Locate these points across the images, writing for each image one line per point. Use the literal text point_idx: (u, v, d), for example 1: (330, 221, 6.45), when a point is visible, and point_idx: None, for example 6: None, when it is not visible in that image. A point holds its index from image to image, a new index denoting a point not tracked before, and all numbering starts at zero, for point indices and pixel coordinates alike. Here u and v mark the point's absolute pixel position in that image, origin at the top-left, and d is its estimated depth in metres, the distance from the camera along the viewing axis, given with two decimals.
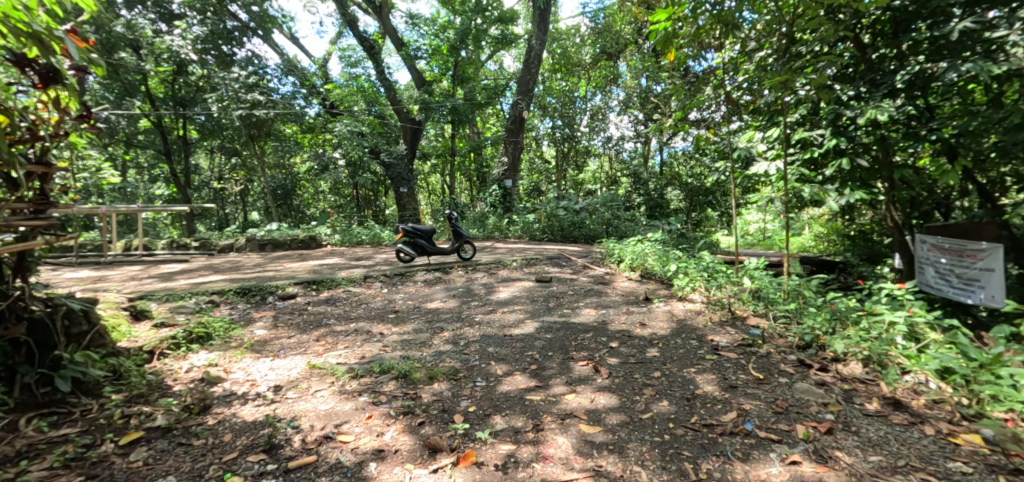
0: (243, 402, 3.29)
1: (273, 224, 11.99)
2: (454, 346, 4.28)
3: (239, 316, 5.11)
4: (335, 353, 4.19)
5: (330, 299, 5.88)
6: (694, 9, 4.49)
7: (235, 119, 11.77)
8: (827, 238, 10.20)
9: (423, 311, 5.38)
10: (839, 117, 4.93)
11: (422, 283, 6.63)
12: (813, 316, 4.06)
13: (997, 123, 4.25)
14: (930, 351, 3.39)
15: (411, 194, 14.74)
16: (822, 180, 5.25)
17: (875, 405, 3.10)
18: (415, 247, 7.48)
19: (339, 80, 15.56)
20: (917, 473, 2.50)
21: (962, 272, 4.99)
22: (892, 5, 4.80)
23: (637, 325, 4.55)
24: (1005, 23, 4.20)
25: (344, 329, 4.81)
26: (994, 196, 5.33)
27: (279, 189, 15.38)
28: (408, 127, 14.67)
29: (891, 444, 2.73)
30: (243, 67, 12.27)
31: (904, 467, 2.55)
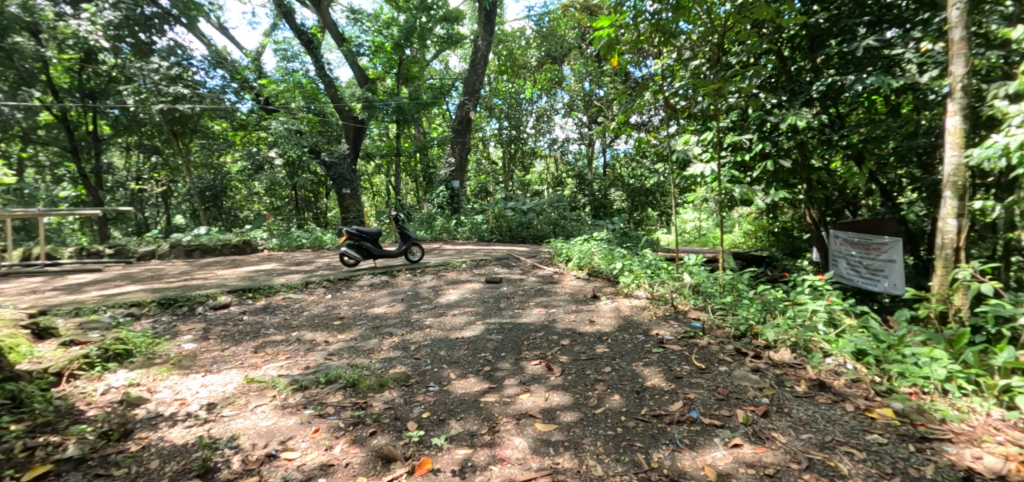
0: (170, 424, 3.16)
1: (201, 227, 11.37)
2: (403, 351, 4.27)
3: (162, 330, 4.86)
4: (275, 364, 4.08)
5: (268, 307, 5.69)
6: (636, 17, 4.65)
7: (154, 114, 11.09)
8: (754, 235, 10.88)
9: (369, 317, 5.31)
10: (764, 123, 5.31)
11: (367, 287, 6.54)
12: (746, 307, 4.35)
13: (895, 131, 4.89)
14: (846, 335, 3.74)
15: (354, 195, 14.43)
16: (751, 181, 5.62)
17: (803, 387, 3.37)
18: (360, 249, 7.33)
19: (274, 74, 15.02)
20: (842, 447, 2.76)
21: (869, 263, 5.49)
22: (808, 22, 5.24)
23: (586, 322, 4.71)
24: (900, 42, 4.77)
25: (284, 339, 4.68)
26: (893, 196, 5.94)
27: (207, 191, 14.40)
28: (351, 125, 14.40)
29: (818, 422, 2.99)
30: (164, 58, 11.62)
31: (830, 442, 2.81)
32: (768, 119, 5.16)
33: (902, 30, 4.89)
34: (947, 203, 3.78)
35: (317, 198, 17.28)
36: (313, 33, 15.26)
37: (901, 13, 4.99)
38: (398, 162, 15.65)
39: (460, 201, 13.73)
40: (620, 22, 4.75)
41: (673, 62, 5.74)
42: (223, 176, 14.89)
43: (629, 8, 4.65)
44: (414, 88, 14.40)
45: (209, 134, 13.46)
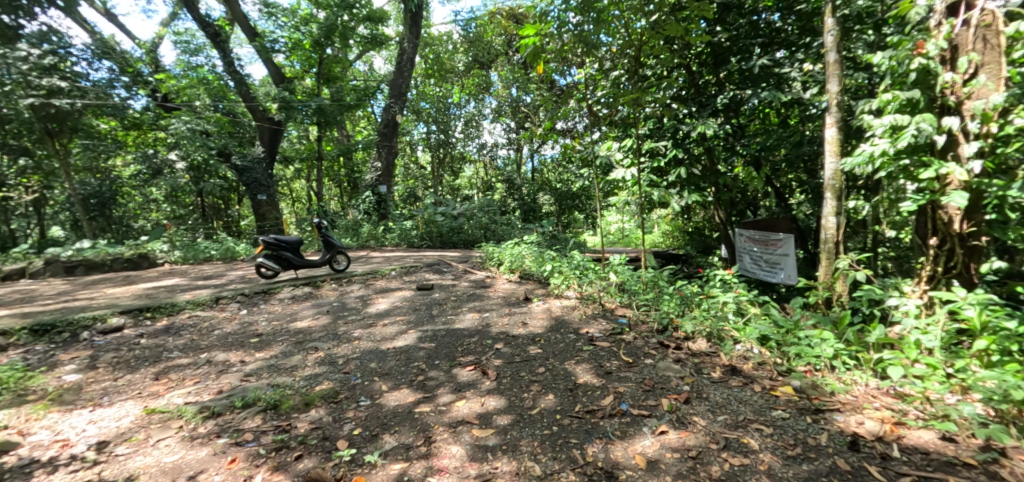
0: (50, 470, 2.91)
1: (85, 240, 10.34)
2: (330, 366, 4.19)
3: (37, 362, 4.42)
4: (180, 391, 3.85)
5: (171, 328, 5.32)
6: (560, 28, 4.83)
7: (22, 109, 9.90)
8: (671, 234, 11.58)
9: (292, 332, 5.13)
10: (677, 132, 5.73)
11: (288, 300, 6.30)
12: (667, 301, 4.66)
13: (785, 140, 5.47)
14: (753, 322, 4.14)
15: (271, 201, 13.76)
16: (667, 186, 6.04)
17: (718, 373, 3.68)
18: (279, 260, 7.02)
19: (173, 68, 13.38)
20: (753, 425, 3.06)
21: (768, 257, 6.02)
22: (713, 40, 5.76)
23: (519, 325, 4.84)
24: (788, 63, 5.40)
25: (191, 362, 4.42)
26: (786, 198, 6.62)
27: (91, 198, 12.75)
28: (267, 126, 13.68)
29: (732, 404, 3.29)
30: (34, 44, 10.19)
31: (743, 421, 3.10)
32: (681, 128, 5.62)
33: (789, 51, 5.53)
34: (829, 203, 4.28)
35: (228, 205, 16.27)
36: (221, 25, 14.28)
37: (788, 35, 5.61)
38: (320, 166, 15.07)
39: (388, 207, 13.49)
40: (546, 30, 4.90)
41: (596, 72, 6.01)
42: (111, 181, 13.14)
43: (554, 18, 4.81)
44: (336, 89, 13.95)
45: (91, 135, 12.00)
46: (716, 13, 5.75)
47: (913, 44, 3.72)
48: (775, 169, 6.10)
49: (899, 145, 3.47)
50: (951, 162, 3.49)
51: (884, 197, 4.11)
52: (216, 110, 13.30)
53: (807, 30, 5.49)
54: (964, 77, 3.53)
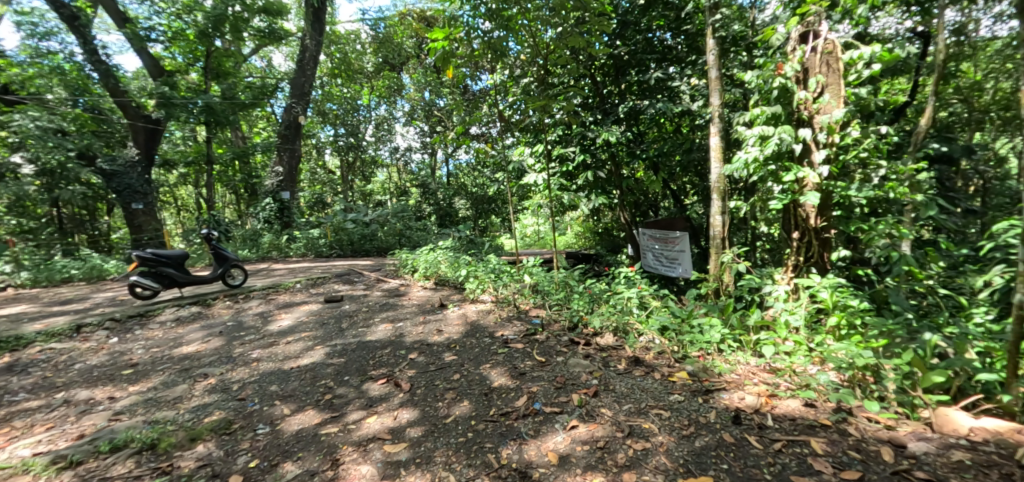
0: None
1: None
2: (223, 394, 3.93)
3: None
4: (27, 441, 3.39)
5: (15, 366, 4.66)
6: (469, 33, 4.88)
7: None
8: (583, 236, 12.04)
9: (175, 359, 4.72)
10: (585, 138, 6.02)
11: (171, 323, 5.77)
12: (577, 300, 4.89)
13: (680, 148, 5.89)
14: (654, 314, 4.47)
15: (149, 210, 12.37)
16: (576, 189, 6.29)
17: (624, 365, 3.89)
18: (159, 278, 6.37)
19: (15, 55, 11.40)
20: (654, 409, 3.27)
21: (667, 254, 6.50)
22: (614, 53, 6.16)
23: (434, 332, 4.83)
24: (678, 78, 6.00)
25: (45, 404, 3.92)
26: (682, 199, 7.23)
27: None
28: (142, 125, 12.20)
29: (635, 392, 3.49)
30: None
31: (646, 407, 3.30)
32: (588, 135, 5.94)
33: (678, 67, 6.13)
34: (716, 203, 4.73)
35: (97, 216, 14.52)
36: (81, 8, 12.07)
37: (679, 52, 6.16)
38: (209, 171, 13.65)
39: (291, 215, 12.80)
40: (455, 37, 4.90)
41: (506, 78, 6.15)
42: None
43: (463, 23, 4.88)
44: (228, 86, 12.65)
45: None
46: (617, 28, 6.10)
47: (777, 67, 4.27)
48: (671, 174, 6.64)
49: (765, 152, 3.94)
50: (806, 167, 3.98)
51: (757, 197, 4.47)
52: (76, 106, 11.60)
53: (693, 47, 6.07)
54: (813, 95, 3.99)
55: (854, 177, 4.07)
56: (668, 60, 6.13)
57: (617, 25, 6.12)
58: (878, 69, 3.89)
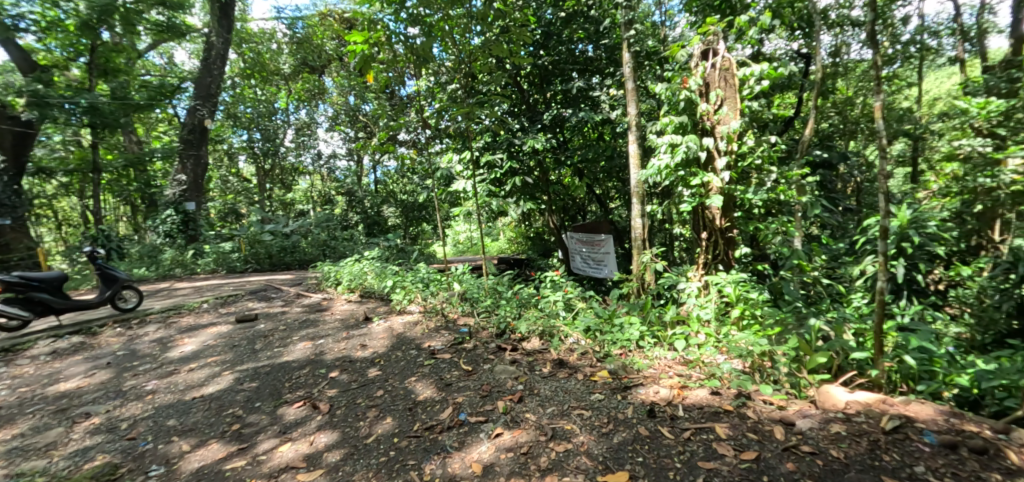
0: None
1: None
2: (110, 434, 3.55)
3: None
4: None
5: None
6: (390, 37, 4.80)
7: None
8: (516, 241, 12.08)
9: (51, 397, 4.20)
10: (511, 145, 6.08)
11: (47, 356, 5.13)
12: (505, 306, 4.88)
13: (604, 156, 6.23)
14: (579, 316, 4.54)
15: (20, 227, 10.76)
16: (504, 196, 6.33)
17: (548, 369, 3.83)
18: (33, 306, 5.65)
19: None
20: (576, 409, 3.20)
21: (594, 255, 6.67)
22: (537, 61, 6.32)
23: (358, 348, 4.65)
24: (598, 88, 6.29)
25: None
26: (607, 203, 7.53)
27: None
28: (10, 129, 10.45)
29: (558, 395, 3.42)
30: None
31: (568, 408, 3.23)
32: (515, 141, 6.02)
33: (600, 76, 6.39)
34: (636, 206, 4.90)
35: None
36: None
37: (601, 63, 6.44)
38: (96, 180, 12.16)
39: (197, 228, 11.87)
40: (375, 40, 4.78)
41: (432, 84, 6.09)
42: None
43: (383, 27, 4.76)
44: (118, 85, 11.24)
45: None
46: (540, 39, 6.35)
47: (682, 79, 4.48)
48: (595, 179, 6.85)
49: (674, 159, 4.18)
50: (709, 173, 4.20)
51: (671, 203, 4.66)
52: None
53: (612, 58, 6.41)
54: (713, 107, 4.23)
55: (749, 181, 4.26)
56: (591, 70, 6.40)
57: (541, 35, 6.36)
58: (765, 85, 4.14)
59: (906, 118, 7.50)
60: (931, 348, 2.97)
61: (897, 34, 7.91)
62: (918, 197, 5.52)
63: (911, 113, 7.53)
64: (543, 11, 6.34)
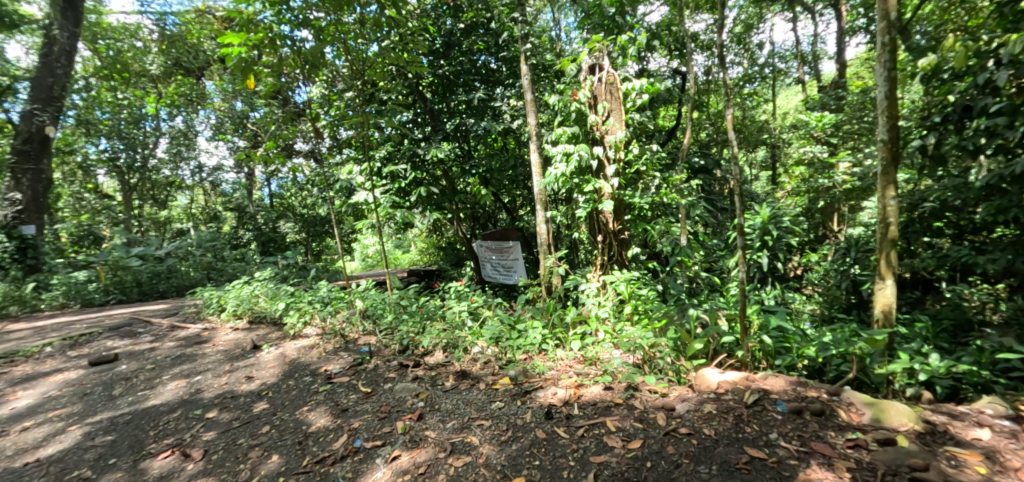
0: None
1: None
2: None
3: None
4: None
5: None
6: (275, 40, 4.44)
7: None
8: (427, 252, 11.76)
9: None
10: (415, 155, 6.05)
11: None
12: (407, 322, 4.58)
13: (514, 167, 6.43)
14: (485, 324, 4.34)
15: None
16: (410, 206, 6.22)
17: (451, 381, 3.67)
18: None
19: None
20: (477, 421, 3.11)
21: (503, 261, 6.66)
22: (438, 71, 6.26)
23: (242, 381, 4.23)
24: (500, 98, 6.35)
25: None
26: (514, 211, 7.55)
27: None
28: None
29: (460, 407, 3.30)
30: None
31: (470, 420, 3.14)
32: (418, 152, 5.96)
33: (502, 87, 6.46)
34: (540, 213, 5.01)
35: None
36: None
37: (500, 74, 6.60)
38: None
39: (39, 256, 9.41)
40: (254, 41, 4.41)
41: (327, 92, 5.85)
42: None
43: (266, 30, 4.41)
44: None
45: None
46: (440, 48, 6.31)
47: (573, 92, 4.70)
48: (501, 187, 6.84)
49: (568, 168, 4.33)
50: (601, 179, 4.42)
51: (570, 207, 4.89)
52: None
53: (511, 70, 6.55)
54: (601, 118, 4.46)
55: (637, 185, 4.60)
56: (493, 81, 6.47)
57: (441, 45, 6.33)
58: (646, 99, 4.45)
59: (767, 128, 8.42)
60: (787, 327, 3.21)
61: (755, 57, 8.94)
62: (777, 196, 6.41)
63: (769, 125, 8.46)
64: (442, 21, 6.32)
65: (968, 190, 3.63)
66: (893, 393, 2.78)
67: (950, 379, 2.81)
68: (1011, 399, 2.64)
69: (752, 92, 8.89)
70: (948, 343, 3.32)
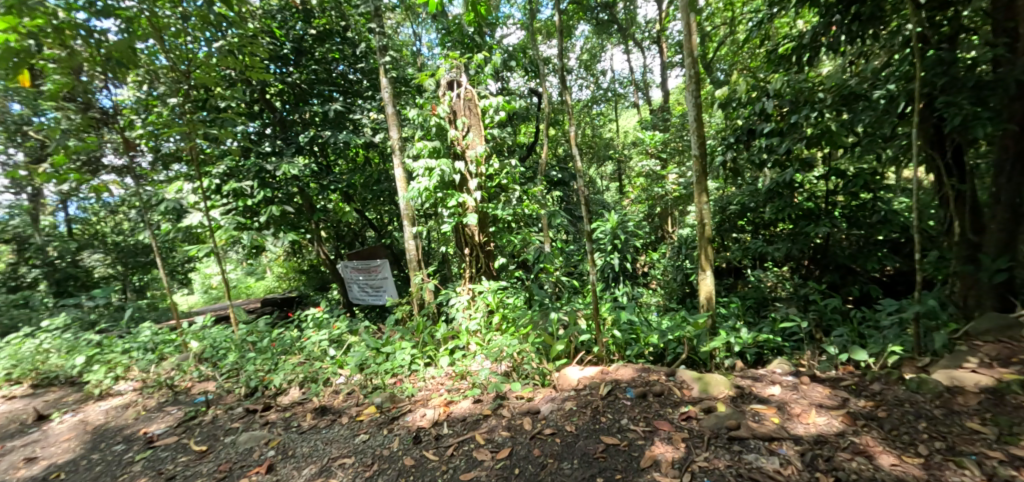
0: None
1: None
2: None
3: None
4: None
5: None
6: (63, 29, 3.47)
7: None
8: (285, 277, 10.77)
9: None
10: (262, 171, 5.39)
11: None
12: (253, 360, 4.09)
13: (380, 182, 6.27)
14: (349, 352, 4.06)
15: None
16: (259, 227, 5.47)
17: (308, 421, 3.37)
18: None
19: None
20: (338, 461, 2.88)
21: (371, 281, 6.10)
22: (286, 80, 5.70)
23: (19, 464, 3.37)
24: (359, 111, 6.09)
25: None
26: (381, 228, 7.36)
27: None
28: None
29: (318, 447, 3.04)
30: None
31: (328, 461, 2.89)
32: (266, 167, 5.36)
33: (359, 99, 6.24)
34: (406, 228, 4.86)
35: None
36: None
37: (360, 87, 6.32)
38: None
39: None
40: (29, 28, 3.33)
41: (145, 96, 5.05)
42: None
43: (48, 16, 3.38)
44: None
45: None
46: (290, 54, 5.81)
47: (431, 106, 4.61)
48: (365, 201, 6.62)
49: (431, 183, 4.21)
50: (463, 193, 4.49)
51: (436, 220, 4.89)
52: None
53: (371, 82, 6.30)
54: (461, 133, 4.51)
55: (499, 198, 4.73)
56: (351, 93, 6.23)
57: (290, 51, 5.84)
58: (502, 116, 4.67)
59: (612, 145, 9.32)
60: (633, 319, 3.55)
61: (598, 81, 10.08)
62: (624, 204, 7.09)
63: (614, 141, 9.35)
64: (290, 25, 5.82)
65: (758, 194, 4.38)
66: (715, 365, 3.19)
67: (755, 348, 3.31)
68: (797, 358, 3.19)
69: (599, 112, 9.76)
70: (754, 318, 3.93)
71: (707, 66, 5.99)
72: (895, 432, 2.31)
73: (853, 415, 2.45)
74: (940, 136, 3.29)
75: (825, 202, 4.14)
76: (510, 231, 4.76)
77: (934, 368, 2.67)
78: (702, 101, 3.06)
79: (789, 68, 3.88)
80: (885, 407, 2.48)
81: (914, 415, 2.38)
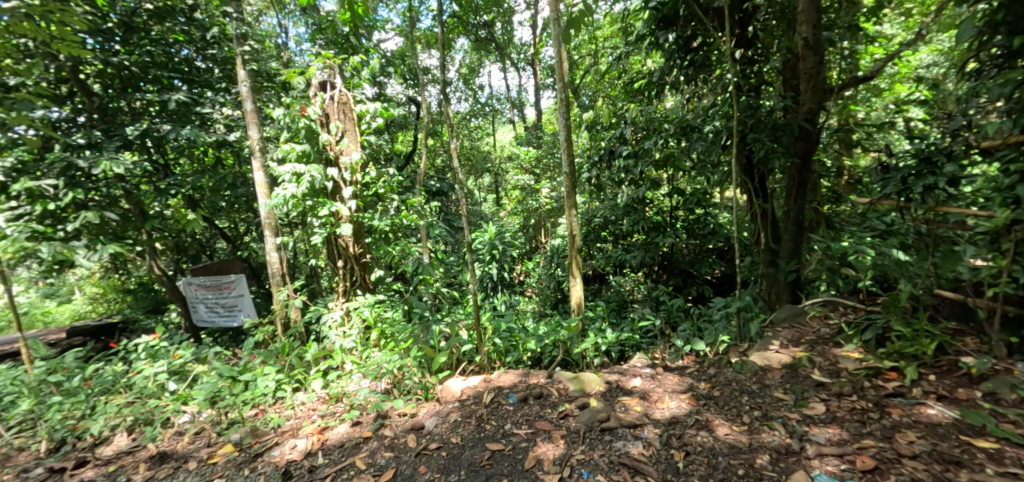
0: None
1: None
2: None
3: None
4: None
5: None
6: None
7: None
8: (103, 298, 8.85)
9: None
10: (72, 166, 4.25)
11: None
12: (61, 405, 3.26)
13: (231, 188, 5.47)
14: (196, 384, 3.47)
15: None
16: (65, 237, 4.25)
17: (142, 472, 2.81)
18: None
19: None
20: None
21: (222, 301, 5.18)
22: (111, 60, 4.64)
23: None
24: (209, 104, 5.23)
25: None
26: (234, 239, 6.55)
27: None
28: None
29: None
30: None
31: None
32: (76, 163, 4.19)
33: (208, 91, 5.40)
34: (270, 239, 4.35)
35: None
36: None
37: (210, 77, 5.50)
38: None
39: None
40: None
41: None
42: None
43: None
44: None
45: None
46: (118, 29, 4.74)
47: (301, 107, 4.17)
48: (214, 207, 5.79)
49: (300, 190, 3.87)
50: (337, 201, 4.15)
51: (305, 230, 4.47)
52: None
53: (224, 72, 5.52)
54: (335, 138, 4.17)
55: (376, 208, 4.48)
56: (197, 83, 5.35)
57: (116, 24, 4.74)
58: (380, 123, 4.43)
59: (486, 158, 9.59)
60: (514, 327, 3.67)
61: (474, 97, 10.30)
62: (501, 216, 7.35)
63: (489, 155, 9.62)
64: None
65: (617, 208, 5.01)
66: (587, 364, 3.46)
67: (619, 346, 3.70)
68: (652, 352, 3.65)
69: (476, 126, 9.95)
70: (615, 319, 4.39)
71: (575, 90, 6.46)
72: (726, 407, 2.79)
73: (697, 396, 2.90)
74: (751, 166, 4.04)
75: (668, 217, 4.89)
76: (388, 242, 4.50)
77: (752, 353, 3.27)
78: (571, 123, 3.30)
79: (642, 101, 4.54)
80: (718, 387, 2.98)
81: (740, 391, 2.91)
